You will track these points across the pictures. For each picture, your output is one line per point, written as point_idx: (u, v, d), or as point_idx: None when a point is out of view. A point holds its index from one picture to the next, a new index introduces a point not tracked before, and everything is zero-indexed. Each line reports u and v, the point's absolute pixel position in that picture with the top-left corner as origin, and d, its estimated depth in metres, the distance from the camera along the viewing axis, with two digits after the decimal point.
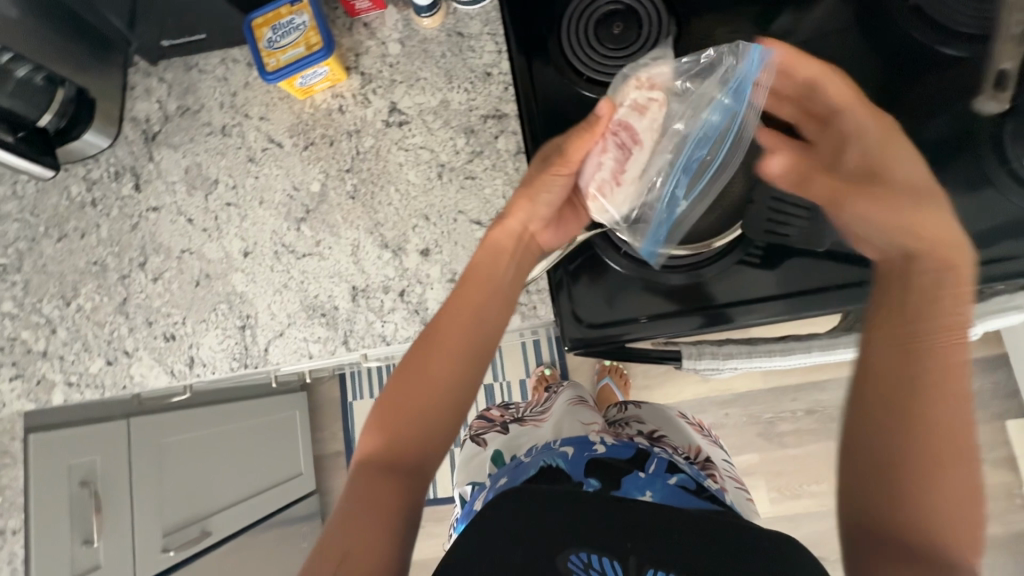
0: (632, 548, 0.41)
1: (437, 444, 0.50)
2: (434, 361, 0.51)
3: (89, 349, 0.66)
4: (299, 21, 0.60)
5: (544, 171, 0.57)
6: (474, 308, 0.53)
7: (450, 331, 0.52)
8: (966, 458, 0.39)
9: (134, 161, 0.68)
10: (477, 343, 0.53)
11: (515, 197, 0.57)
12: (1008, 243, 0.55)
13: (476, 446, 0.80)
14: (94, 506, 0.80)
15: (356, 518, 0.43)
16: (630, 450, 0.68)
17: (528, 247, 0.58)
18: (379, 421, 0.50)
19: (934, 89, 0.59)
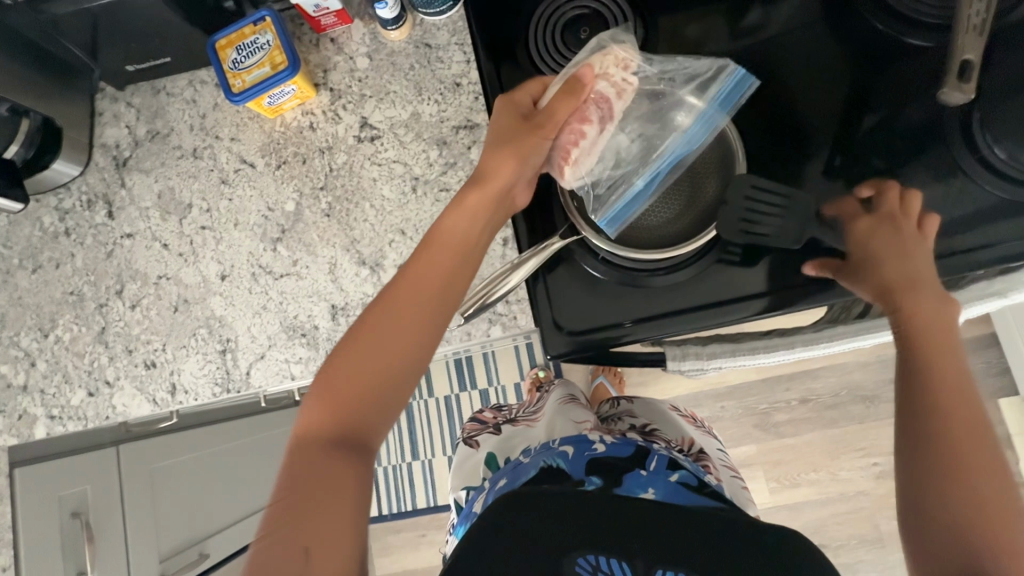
0: (638, 548, 0.45)
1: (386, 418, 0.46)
2: (381, 336, 0.47)
3: (70, 380, 0.66)
4: (262, 41, 0.60)
5: (529, 131, 0.54)
6: (426, 280, 0.49)
7: (397, 304, 0.48)
8: (989, 451, 0.46)
9: (106, 188, 0.68)
10: (428, 313, 0.48)
11: (499, 154, 0.53)
12: (981, 231, 0.56)
13: (468, 448, 0.78)
14: (84, 537, 0.86)
15: (308, 511, 0.41)
16: (631, 448, 0.65)
17: (504, 207, 0.56)
18: (321, 396, 0.46)
19: (901, 80, 0.59)
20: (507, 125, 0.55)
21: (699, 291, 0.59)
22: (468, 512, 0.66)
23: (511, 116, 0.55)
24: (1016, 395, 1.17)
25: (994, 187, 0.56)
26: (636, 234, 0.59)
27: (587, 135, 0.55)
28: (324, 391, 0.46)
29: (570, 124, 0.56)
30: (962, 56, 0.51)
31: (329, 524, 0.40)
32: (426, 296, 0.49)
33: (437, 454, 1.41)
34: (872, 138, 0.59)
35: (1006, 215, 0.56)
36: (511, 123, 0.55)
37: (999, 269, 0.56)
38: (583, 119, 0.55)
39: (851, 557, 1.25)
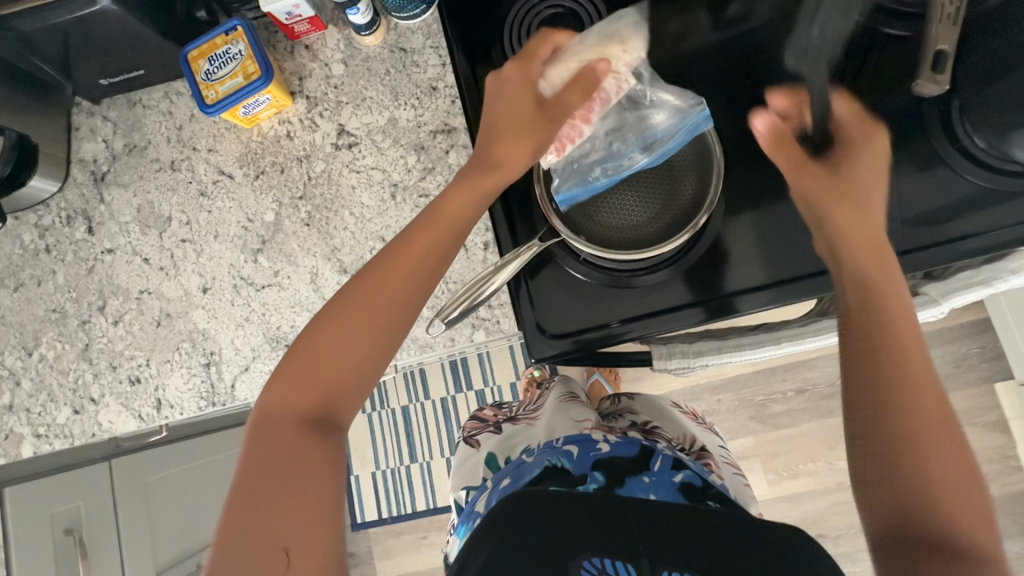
0: (644, 550, 0.45)
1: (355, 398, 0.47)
2: (355, 318, 0.47)
3: (55, 398, 0.65)
4: (234, 50, 0.59)
5: (544, 119, 0.54)
6: (403, 263, 0.49)
7: (374, 287, 0.48)
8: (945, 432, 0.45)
9: (85, 204, 0.67)
10: (401, 299, 0.48)
11: (514, 138, 0.54)
12: (963, 220, 0.56)
13: (469, 447, 0.78)
14: (80, 553, 0.82)
15: (274, 491, 0.41)
16: (635, 448, 0.64)
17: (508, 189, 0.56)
18: (293, 375, 0.46)
19: (881, 70, 0.59)
20: (518, 102, 0.55)
21: (688, 287, 0.59)
22: (469, 512, 0.66)
23: (525, 92, 0.55)
24: (1011, 379, 1.17)
25: (975, 176, 0.56)
26: (627, 232, 0.59)
27: (584, 133, 0.56)
28: (296, 370, 0.46)
29: (571, 118, 0.56)
30: (936, 46, 0.51)
31: (308, 506, 0.41)
32: (409, 279, 0.49)
33: (436, 456, 1.41)
34: (852, 130, 0.59)
35: (989, 204, 0.55)
36: (523, 101, 0.55)
37: (983, 257, 0.56)
38: (584, 118, 0.56)
39: (850, 546, 1.25)
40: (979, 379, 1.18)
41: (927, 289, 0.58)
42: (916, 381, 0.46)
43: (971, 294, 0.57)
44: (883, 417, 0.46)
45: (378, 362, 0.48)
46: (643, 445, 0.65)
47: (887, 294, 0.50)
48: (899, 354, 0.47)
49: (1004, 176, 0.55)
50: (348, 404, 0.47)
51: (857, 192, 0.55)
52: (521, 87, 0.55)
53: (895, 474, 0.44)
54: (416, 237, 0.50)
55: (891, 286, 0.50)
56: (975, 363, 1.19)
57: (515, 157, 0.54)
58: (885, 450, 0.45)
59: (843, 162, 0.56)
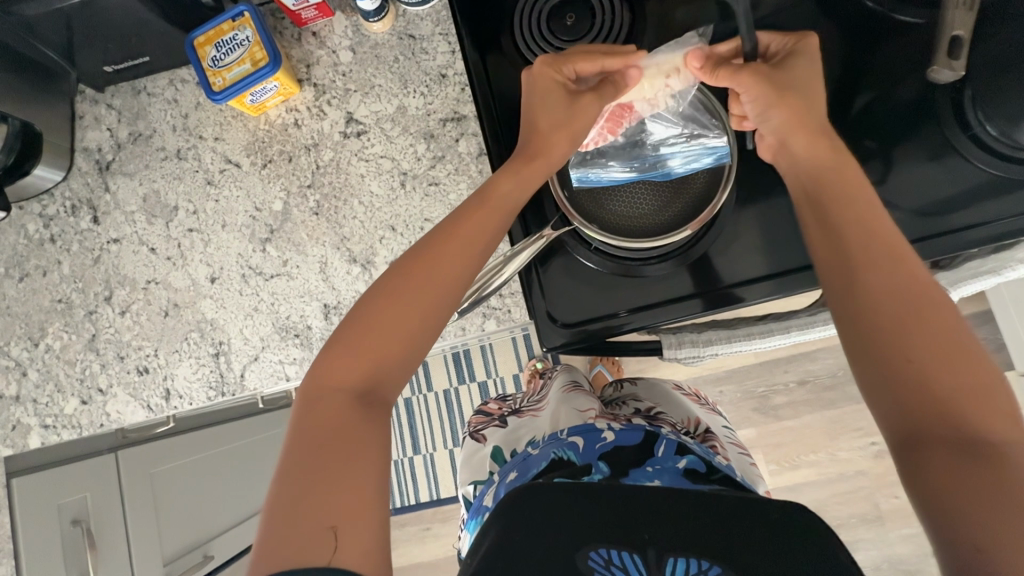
0: (649, 538, 0.45)
1: (397, 376, 0.47)
2: (394, 302, 0.46)
3: (62, 389, 0.65)
4: (242, 36, 0.58)
5: (585, 107, 0.53)
6: (443, 246, 0.48)
7: (415, 270, 0.47)
8: (969, 370, 0.39)
9: (90, 193, 0.66)
10: (444, 282, 0.48)
11: (555, 129, 0.52)
12: (974, 207, 0.56)
13: (476, 442, 0.77)
14: (87, 543, 0.81)
15: (312, 473, 0.40)
16: (639, 434, 0.64)
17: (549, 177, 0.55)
18: (339, 351, 0.46)
19: (890, 60, 0.58)
20: (557, 103, 0.52)
21: (701, 277, 0.59)
22: (476, 507, 0.66)
23: (563, 87, 0.53)
24: (1010, 368, 1.19)
25: (985, 163, 0.55)
26: (635, 221, 0.59)
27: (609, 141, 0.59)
28: (340, 346, 0.46)
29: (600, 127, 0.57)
30: (952, 32, 0.50)
31: (354, 484, 0.41)
32: (455, 261, 0.48)
33: (439, 447, 1.41)
34: (863, 118, 0.58)
35: (998, 193, 0.55)
36: (561, 100, 0.52)
37: (992, 246, 0.56)
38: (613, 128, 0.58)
39: (851, 535, 1.26)
40: None
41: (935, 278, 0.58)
42: (920, 324, 0.40)
43: (979, 282, 0.57)
44: (889, 387, 0.40)
45: (424, 344, 0.48)
46: (648, 431, 0.65)
47: (860, 237, 0.44)
48: (885, 304, 0.42)
49: (1013, 164, 0.55)
50: (393, 383, 0.47)
51: (805, 111, 0.48)
52: (553, 83, 0.52)
53: (929, 437, 0.38)
54: (464, 219, 0.49)
55: (867, 224, 0.45)
56: None
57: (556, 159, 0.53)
58: (918, 412, 0.39)
59: (785, 75, 0.49)
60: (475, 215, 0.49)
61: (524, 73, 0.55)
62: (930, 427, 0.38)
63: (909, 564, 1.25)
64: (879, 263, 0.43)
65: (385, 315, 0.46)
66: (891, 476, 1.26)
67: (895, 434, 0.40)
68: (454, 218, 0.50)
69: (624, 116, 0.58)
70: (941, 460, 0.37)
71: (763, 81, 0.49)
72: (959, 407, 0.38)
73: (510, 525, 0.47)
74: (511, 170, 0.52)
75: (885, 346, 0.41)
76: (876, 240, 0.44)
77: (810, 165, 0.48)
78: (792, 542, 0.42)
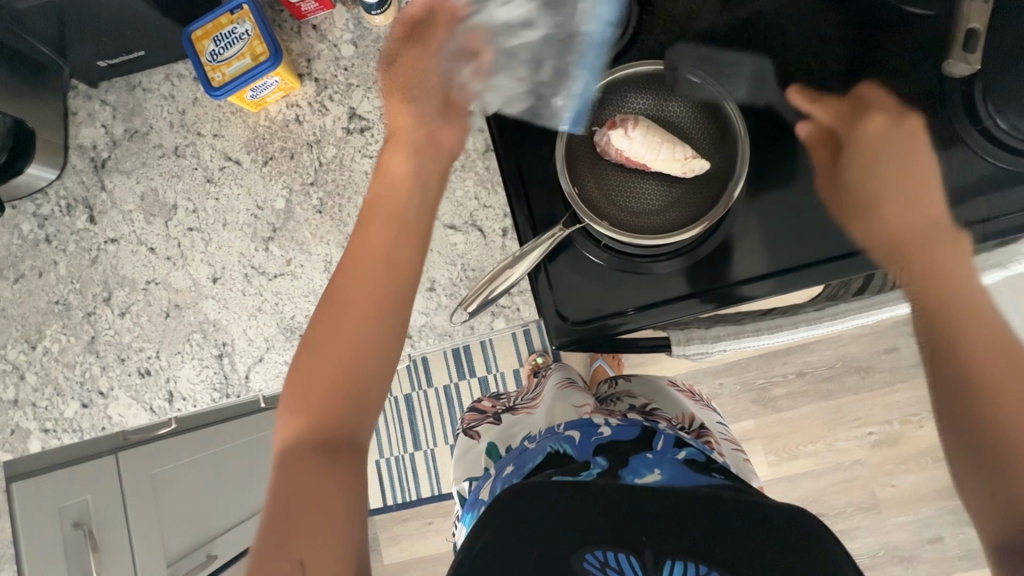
0: (647, 540, 0.45)
1: (358, 403, 0.50)
2: (336, 333, 0.51)
3: (62, 392, 0.64)
4: (241, 30, 0.57)
5: (399, 57, 0.59)
6: (365, 271, 0.53)
7: (348, 297, 0.52)
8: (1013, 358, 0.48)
9: (85, 192, 0.65)
10: (375, 302, 0.52)
11: (391, 99, 0.59)
12: (979, 201, 0.56)
13: (469, 439, 0.76)
14: (89, 545, 0.80)
15: (289, 510, 0.43)
16: (635, 429, 0.63)
17: (437, 154, 0.59)
18: (301, 392, 0.49)
19: (899, 52, 0.58)
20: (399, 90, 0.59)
21: (707, 273, 0.59)
22: (474, 501, 0.65)
23: (400, 32, 0.59)
24: None
25: (992, 157, 0.55)
26: (644, 217, 0.57)
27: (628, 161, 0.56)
28: (300, 386, 0.50)
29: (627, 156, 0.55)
30: (968, 25, 0.50)
31: (324, 508, 0.43)
32: (381, 279, 0.53)
33: (439, 443, 1.41)
34: None
35: (1005, 187, 0.55)
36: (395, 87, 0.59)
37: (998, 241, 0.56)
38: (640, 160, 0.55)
39: (848, 524, 1.28)
40: None
41: None
42: (983, 329, 0.49)
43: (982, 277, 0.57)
44: (946, 374, 0.49)
45: (370, 360, 0.51)
46: (645, 425, 0.64)
47: (934, 249, 0.53)
48: (954, 311, 0.50)
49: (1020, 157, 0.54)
50: (355, 413, 0.49)
51: (899, 163, 0.56)
52: (398, 40, 0.59)
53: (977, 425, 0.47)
54: (359, 253, 0.54)
55: (944, 238, 0.54)
56: None
57: (413, 136, 0.58)
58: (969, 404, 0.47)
59: (859, 143, 0.56)
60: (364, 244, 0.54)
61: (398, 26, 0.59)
62: (972, 414, 0.47)
63: (906, 551, 1.26)
64: (939, 265, 0.52)
65: (322, 345, 0.51)
66: (888, 465, 1.27)
67: (944, 418, 0.49)
68: (365, 244, 0.54)
69: (642, 163, 0.55)
70: (977, 442, 0.47)
71: (866, 171, 0.56)
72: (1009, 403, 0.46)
73: (507, 524, 0.45)
74: (409, 179, 0.57)
75: (945, 333, 0.50)
76: (932, 249, 0.53)
77: (898, 205, 0.55)
78: (790, 547, 0.43)
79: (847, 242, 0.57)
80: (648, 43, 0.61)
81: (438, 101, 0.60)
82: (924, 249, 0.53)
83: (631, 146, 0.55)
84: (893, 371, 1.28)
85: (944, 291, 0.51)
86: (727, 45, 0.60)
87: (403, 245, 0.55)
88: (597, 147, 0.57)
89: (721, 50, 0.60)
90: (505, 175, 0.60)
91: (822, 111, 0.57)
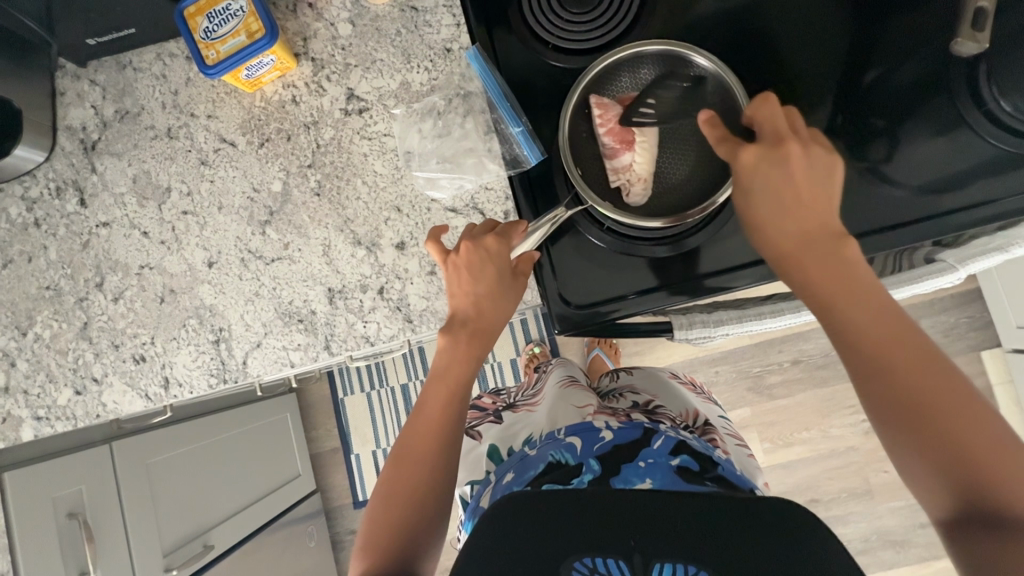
0: (635, 544, 0.41)
1: (427, 528, 0.53)
2: (412, 454, 0.55)
3: (55, 379, 0.63)
4: (236, 6, 0.55)
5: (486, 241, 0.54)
6: (442, 404, 0.56)
7: (420, 424, 0.56)
8: (890, 312, 0.42)
9: (76, 174, 0.63)
10: (442, 440, 0.55)
11: (457, 260, 0.54)
12: (985, 182, 0.55)
13: (471, 440, 0.74)
14: (85, 536, 0.77)
15: None
16: (638, 429, 0.60)
17: (486, 321, 0.56)
18: (383, 502, 0.54)
19: (904, 32, 0.57)
20: (496, 276, 0.54)
21: (711, 255, 0.58)
22: (474, 508, 0.62)
23: (482, 232, 0.55)
24: (997, 346, 1.22)
25: (996, 139, 0.55)
26: (647, 201, 0.57)
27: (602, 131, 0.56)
28: (386, 494, 0.54)
29: (610, 128, 0.56)
30: (975, 3, 0.49)
31: None
32: (450, 419, 0.56)
33: None
34: (876, 91, 0.57)
35: (1011, 168, 0.54)
36: (501, 276, 0.54)
37: (1002, 224, 0.55)
38: (611, 136, 0.56)
39: (842, 510, 1.29)
40: (967, 346, 1.23)
41: (943, 256, 0.55)
42: (889, 329, 0.42)
43: (987, 260, 0.54)
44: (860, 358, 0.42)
45: (447, 479, 0.55)
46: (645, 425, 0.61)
47: (818, 260, 0.44)
48: (867, 330, 0.42)
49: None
50: (423, 538, 0.52)
51: (779, 178, 0.46)
52: (484, 230, 0.56)
53: (935, 438, 0.39)
54: (426, 403, 0.56)
55: (824, 240, 0.45)
56: (964, 331, 1.23)
57: (497, 319, 0.56)
58: (905, 419, 0.40)
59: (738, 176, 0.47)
60: (433, 389, 0.56)
61: (507, 223, 0.56)
62: (887, 390, 0.41)
63: (898, 536, 1.28)
64: (804, 230, 0.45)
65: (401, 463, 0.55)
66: (881, 451, 1.28)
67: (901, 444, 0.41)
68: (435, 379, 0.56)
69: (633, 135, 0.55)
70: (909, 414, 0.40)
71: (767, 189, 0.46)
72: (949, 416, 0.39)
73: (496, 538, 0.42)
74: (470, 343, 0.55)
75: (821, 307, 0.44)
76: (802, 221, 0.45)
77: (770, 194, 0.46)
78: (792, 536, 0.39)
79: (859, 225, 0.56)
80: (651, 22, 0.59)
81: (507, 281, 0.55)
82: (792, 226, 0.46)
83: (628, 114, 0.56)
84: None
85: (821, 263, 0.44)
86: (730, 24, 0.59)
87: (469, 377, 0.56)
88: (592, 107, 0.56)
89: (724, 30, 0.59)
90: (513, 182, 0.59)
91: (725, 149, 0.48)
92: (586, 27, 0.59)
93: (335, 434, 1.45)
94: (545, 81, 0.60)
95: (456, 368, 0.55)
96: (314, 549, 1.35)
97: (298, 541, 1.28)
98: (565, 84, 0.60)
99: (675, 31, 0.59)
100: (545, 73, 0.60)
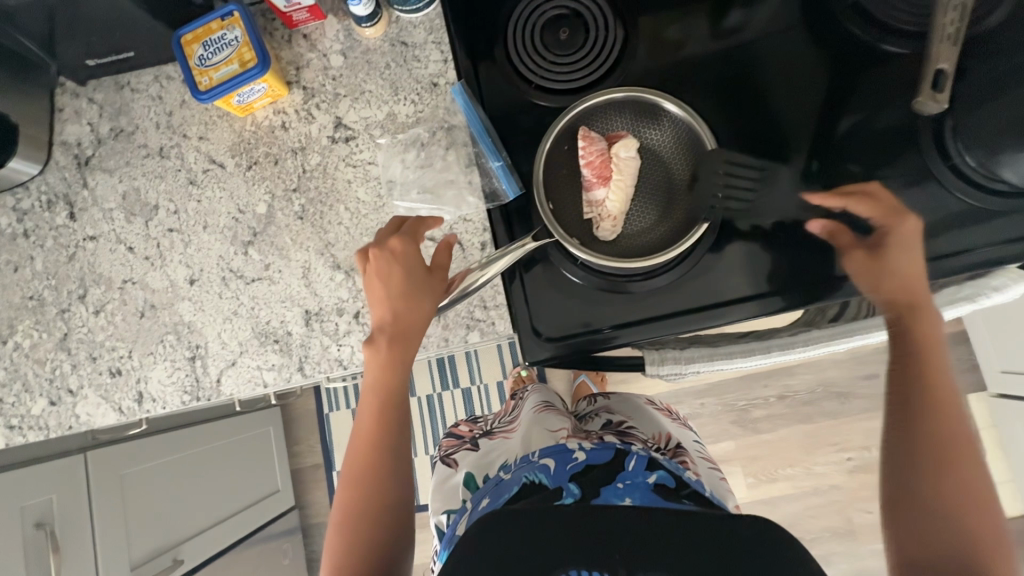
0: (620, 558, 0.41)
1: (389, 540, 0.55)
2: (355, 470, 0.56)
3: (30, 389, 0.63)
4: (230, 36, 0.57)
5: (386, 242, 0.55)
6: (376, 416, 0.57)
7: (359, 440, 0.57)
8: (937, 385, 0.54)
9: (67, 188, 0.65)
10: (380, 451, 0.56)
11: (365, 268, 0.56)
12: (953, 234, 0.56)
13: (447, 468, 0.74)
14: (51, 547, 0.77)
15: None
16: (610, 453, 0.61)
17: (413, 326, 0.55)
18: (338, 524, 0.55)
19: (875, 85, 0.59)
20: (405, 275, 0.55)
21: (685, 292, 0.58)
22: (450, 538, 0.60)
23: (385, 234, 0.57)
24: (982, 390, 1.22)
25: (963, 193, 0.56)
26: (621, 239, 0.58)
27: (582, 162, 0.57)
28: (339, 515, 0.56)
29: (591, 160, 0.57)
30: (935, 66, 0.51)
31: None
32: (387, 429, 0.57)
33: (418, 454, 1.39)
34: (847, 141, 0.59)
35: (978, 221, 0.55)
36: (409, 273, 0.55)
37: (969, 275, 0.56)
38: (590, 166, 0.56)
39: (824, 550, 1.28)
40: None
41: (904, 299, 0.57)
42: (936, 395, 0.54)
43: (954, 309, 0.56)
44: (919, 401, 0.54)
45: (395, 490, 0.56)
46: (618, 447, 0.62)
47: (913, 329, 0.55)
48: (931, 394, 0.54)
49: (990, 196, 0.55)
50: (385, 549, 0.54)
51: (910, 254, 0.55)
52: (388, 233, 0.57)
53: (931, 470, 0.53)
54: (361, 415, 0.58)
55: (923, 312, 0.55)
56: None
57: (415, 321, 0.55)
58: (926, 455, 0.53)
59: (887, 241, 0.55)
60: (365, 400, 0.57)
61: (409, 222, 0.57)
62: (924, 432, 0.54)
63: None
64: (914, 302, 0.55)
65: (347, 482, 0.56)
66: (864, 492, 1.28)
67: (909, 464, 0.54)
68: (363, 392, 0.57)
69: (612, 172, 0.56)
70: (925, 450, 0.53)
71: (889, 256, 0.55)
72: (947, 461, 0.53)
73: (479, 544, 0.42)
74: (395, 349, 0.55)
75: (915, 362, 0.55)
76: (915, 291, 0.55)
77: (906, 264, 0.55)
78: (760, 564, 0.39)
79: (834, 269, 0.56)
80: (632, 66, 0.61)
81: (418, 279, 0.55)
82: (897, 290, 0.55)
83: (611, 151, 0.57)
84: (872, 398, 1.29)
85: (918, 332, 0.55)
86: (709, 71, 0.61)
87: (396, 383, 0.56)
88: (579, 137, 0.58)
89: (702, 77, 0.61)
90: (492, 216, 0.60)
91: (866, 208, 0.56)
92: (568, 69, 0.61)
93: (318, 450, 1.44)
94: (527, 118, 0.62)
95: (383, 377, 0.55)
96: (288, 567, 1.33)
97: (273, 557, 1.27)
98: (547, 121, 0.62)
99: (654, 75, 0.61)
100: (528, 110, 0.62)
